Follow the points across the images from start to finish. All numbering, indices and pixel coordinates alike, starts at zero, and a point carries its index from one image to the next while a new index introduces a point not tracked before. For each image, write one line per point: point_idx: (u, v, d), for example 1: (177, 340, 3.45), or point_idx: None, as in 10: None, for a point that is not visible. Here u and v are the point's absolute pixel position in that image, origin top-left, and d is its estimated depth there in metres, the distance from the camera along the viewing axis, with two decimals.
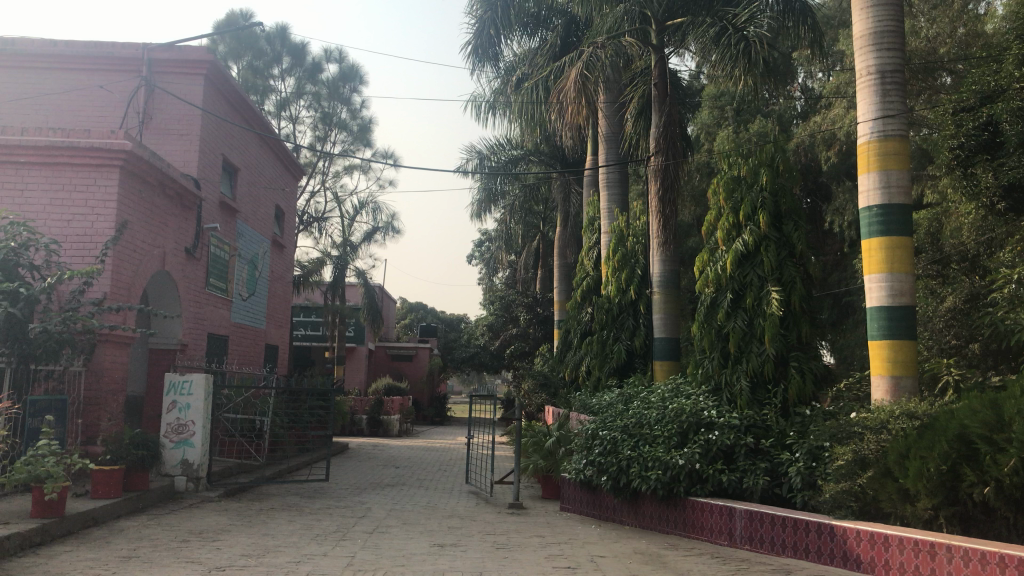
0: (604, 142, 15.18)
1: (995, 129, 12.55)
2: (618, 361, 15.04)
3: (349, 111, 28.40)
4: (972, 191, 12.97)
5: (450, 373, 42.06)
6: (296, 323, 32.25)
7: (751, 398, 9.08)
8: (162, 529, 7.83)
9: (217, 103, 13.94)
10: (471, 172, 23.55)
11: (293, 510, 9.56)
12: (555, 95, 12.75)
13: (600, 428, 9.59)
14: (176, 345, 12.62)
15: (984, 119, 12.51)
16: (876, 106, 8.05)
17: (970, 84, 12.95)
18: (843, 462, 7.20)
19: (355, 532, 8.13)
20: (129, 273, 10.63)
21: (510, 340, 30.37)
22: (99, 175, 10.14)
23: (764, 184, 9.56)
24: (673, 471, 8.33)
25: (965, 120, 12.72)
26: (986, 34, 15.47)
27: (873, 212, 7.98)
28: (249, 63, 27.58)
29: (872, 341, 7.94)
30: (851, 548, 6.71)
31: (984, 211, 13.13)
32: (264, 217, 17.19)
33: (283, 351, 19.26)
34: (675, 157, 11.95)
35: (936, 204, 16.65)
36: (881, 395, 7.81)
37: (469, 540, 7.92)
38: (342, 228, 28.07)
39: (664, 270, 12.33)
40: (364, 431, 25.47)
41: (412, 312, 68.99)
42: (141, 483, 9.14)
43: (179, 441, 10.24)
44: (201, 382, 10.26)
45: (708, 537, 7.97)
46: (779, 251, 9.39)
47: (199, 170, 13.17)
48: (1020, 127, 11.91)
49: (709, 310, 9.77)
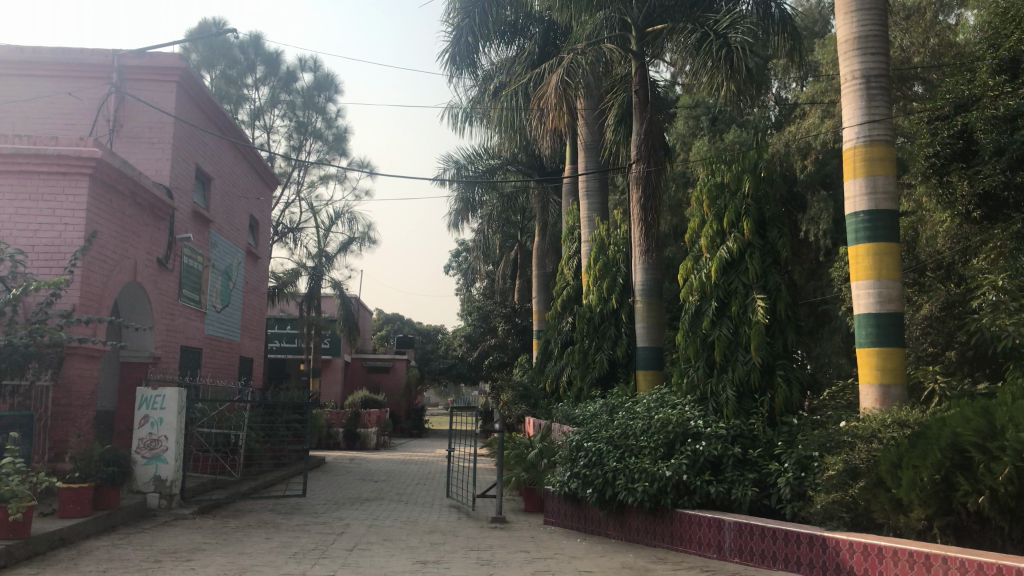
0: (583, 150, 15.09)
1: (970, 137, 12.57)
2: (600, 371, 14.89)
3: (324, 121, 28.15)
4: (947, 199, 12.99)
5: (428, 385, 41.75)
6: (271, 335, 31.82)
7: (738, 408, 8.95)
8: (133, 549, 7.54)
9: (190, 110, 13.66)
10: (448, 182, 23.40)
11: (270, 527, 9.28)
12: (535, 101, 12.62)
13: (585, 439, 9.42)
14: (148, 357, 12.27)
15: (959, 127, 12.54)
16: (862, 111, 7.97)
17: (947, 92, 13.01)
18: (834, 472, 7.07)
19: (334, 549, 7.88)
20: (99, 284, 10.33)
21: (488, 351, 30.17)
22: (68, 184, 9.84)
23: (747, 190, 9.47)
24: (660, 483, 8.16)
25: (939, 129, 12.77)
26: (958, 45, 15.63)
27: (860, 218, 7.89)
28: (222, 72, 27.26)
29: (860, 349, 7.85)
30: (844, 561, 6.57)
31: (960, 219, 13.16)
32: (239, 226, 16.88)
33: (258, 364, 18.92)
34: (656, 165, 11.86)
35: (913, 213, 16.70)
36: (870, 403, 7.70)
37: (453, 557, 7.69)
38: (317, 239, 27.76)
39: (647, 278, 12.19)
40: (341, 445, 25.11)
41: (389, 323, 68.58)
42: (112, 501, 8.83)
43: (151, 457, 9.93)
44: (174, 397, 9.98)
45: (697, 551, 7.81)
46: (764, 258, 9.29)
47: (171, 178, 12.88)
48: (996, 135, 11.89)
49: (694, 319, 9.64)
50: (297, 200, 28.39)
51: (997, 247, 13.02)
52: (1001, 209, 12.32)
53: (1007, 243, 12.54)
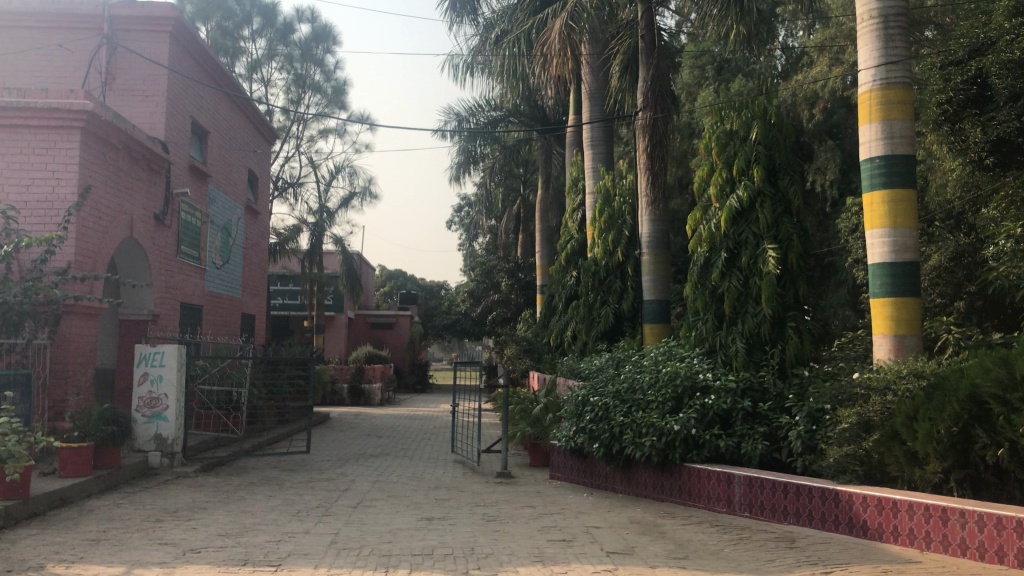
0: (587, 99, 14.70)
1: (983, 82, 12.19)
2: (606, 325, 14.71)
3: (322, 73, 27.63)
4: (959, 148, 12.61)
5: (432, 341, 41.69)
6: (273, 292, 31.69)
7: (748, 360, 8.78)
8: (134, 509, 7.42)
9: (183, 62, 13.29)
10: (449, 135, 23.03)
11: (274, 484, 9.18)
12: (539, 47, 12.26)
13: (591, 393, 9.26)
14: (148, 316, 12.09)
15: (973, 72, 12.18)
16: (878, 51, 7.67)
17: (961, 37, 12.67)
18: (847, 425, 6.91)
19: (338, 506, 7.77)
20: (95, 240, 10.12)
21: (492, 306, 30.05)
22: (59, 138, 9.56)
23: (757, 137, 9.19)
24: (668, 437, 7.99)
25: (953, 75, 12.41)
26: None
27: (876, 163, 7.62)
28: (217, 24, 26.71)
29: (874, 300, 7.65)
30: (858, 516, 6.44)
31: (971, 167, 12.80)
32: (237, 181, 16.59)
33: (260, 320, 18.77)
34: (663, 112, 11.51)
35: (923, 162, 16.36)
36: (884, 355, 7.52)
37: (458, 513, 7.57)
38: (318, 194, 27.43)
39: (653, 230, 11.94)
40: (346, 401, 25.09)
41: (391, 279, 68.38)
42: (113, 460, 8.73)
43: (152, 416, 9.83)
44: (172, 353, 9.84)
45: (706, 505, 7.69)
46: (775, 207, 9.05)
47: (166, 132, 12.59)
48: (1010, 80, 11.54)
49: (702, 270, 9.42)
50: (297, 155, 28.02)
51: (1008, 195, 12.73)
52: (1014, 155, 11.95)
53: (1018, 191, 12.28)
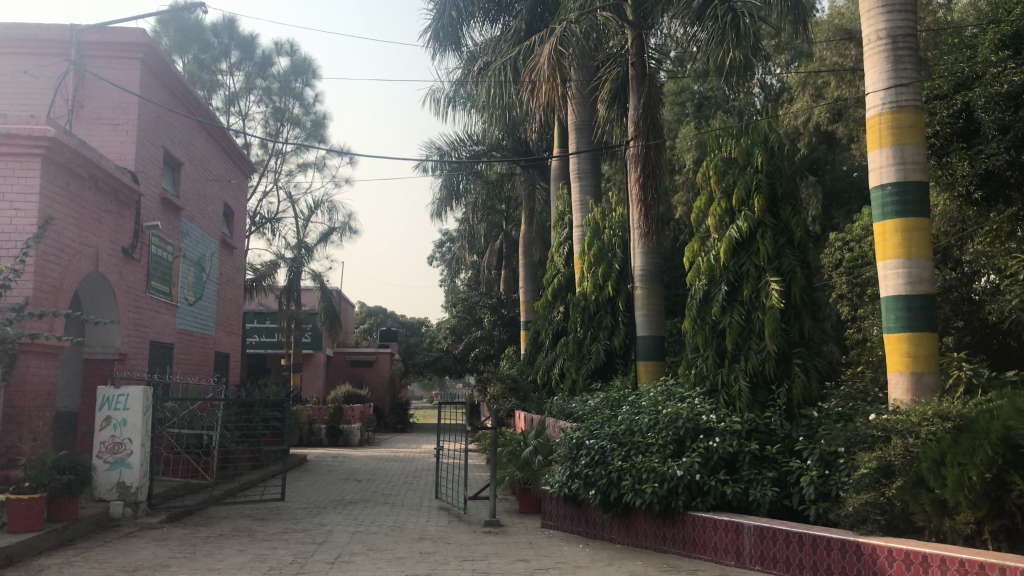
0: (574, 130, 14.37)
1: (968, 116, 11.96)
2: (596, 363, 14.16)
3: (301, 107, 27.28)
4: (944, 182, 12.37)
5: (412, 379, 40.98)
6: (250, 329, 30.97)
7: (752, 400, 8.30)
8: (88, 568, 6.76)
9: (156, 90, 12.78)
10: (432, 169, 22.62)
11: (244, 537, 8.51)
12: (527, 74, 11.86)
13: (587, 436, 8.69)
14: (114, 355, 11.45)
15: (958, 106, 11.90)
16: (887, 74, 7.31)
17: (942, 73, 12.43)
18: (865, 470, 6.41)
19: (314, 562, 7.15)
20: (57, 274, 9.50)
21: (474, 343, 29.45)
22: (18, 165, 8.99)
23: (758, 165, 8.78)
24: (670, 483, 7.45)
25: (938, 109, 12.11)
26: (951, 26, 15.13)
27: (888, 191, 7.21)
28: (194, 57, 26.07)
29: (887, 335, 7.20)
30: (883, 570, 5.91)
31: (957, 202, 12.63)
32: (212, 215, 16.07)
33: (235, 359, 18.10)
34: (655, 142, 11.12)
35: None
36: (900, 394, 7.06)
37: (445, 569, 6.97)
38: (296, 230, 26.86)
39: (647, 263, 11.43)
40: (324, 442, 24.32)
41: (371, 316, 67.66)
42: (70, 513, 8.05)
43: (114, 462, 9.12)
44: (139, 395, 9.20)
45: (713, 558, 7.14)
46: (777, 238, 8.62)
47: (136, 162, 12.02)
48: (997, 113, 11.40)
49: (702, 304, 8.95)
50: (275, 189, 27.47)
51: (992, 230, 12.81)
52: (1002, 188, 11.91)
53: (1002, 225, 12.37)
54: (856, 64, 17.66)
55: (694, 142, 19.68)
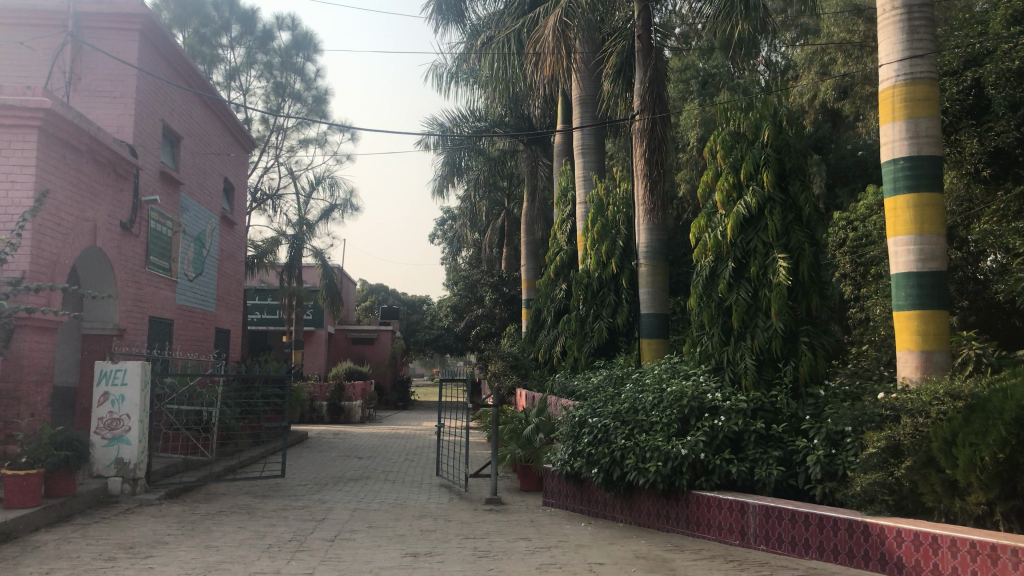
0: (578, 105, 14.15)
1: (979, 93, 11.93)
2: (599, 341, 14.06)
3: (302, 82, 27.05)
4: (952, 160, 12.45)
5: (413, 356, 40.97)
6: (251, 306, 30.90)
7: (758, 378, 8.19)
8: (85, 544, 6.68)
9: (155, 62, 12.58)
10: (434, 146, 22.43)
11: (244, 513, 8.43)
12: (531, 46, 11.66)
13: (590, 413, 8.59)
14: (113, 330, 11.37)
15: (968, 82, 11.87)
16: (902, 45, 7.14)
17: (952, 49, 12.25)
18: (874, 449, 6.30)
19: (314, 540, 7.07)
20: (54, 248, 9.37)
21: (475, 321, 29.38)
22: (14, 137, 8.83)
23: (767, 139, 8.62)
24: (674, 462, 7.35)
25: (947, 85, 12.05)
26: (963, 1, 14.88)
27: (899, 165, 7.06)
28: (195, 31, 25.70)
29: (897, 313, 7.08)
30: (891, 551, 5.82)
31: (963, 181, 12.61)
32: (212, 191, 15.92)
33: (236, 336, 18.00)
34: (661, 116, 10.94)
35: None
36: (909, 373, 6.94)
37: (446, 547, 6.88)
38: (297, 206, 26.68)
39: (652, 239, 11.28)
40: (325, 419, 24.31)
41: (373, 294, 67.63)
42: (67, 489, 7.98)
43: (112, 438, 9.03)
44: (137, 371, 9.10)
45: (717, 537, 7.05)
46: (785, 214, 8.47)
47: (135, 136, 11.85)
48: (1006, 90, 11.36)
49: (708, 281, 8.81)
50: (276, 165, 27.26)
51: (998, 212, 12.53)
52: (1010, 167, 11.94)
53: (1009, 204, 12.05)
54: (864, 40, 17.38)
55: (698, 118, 19.47)
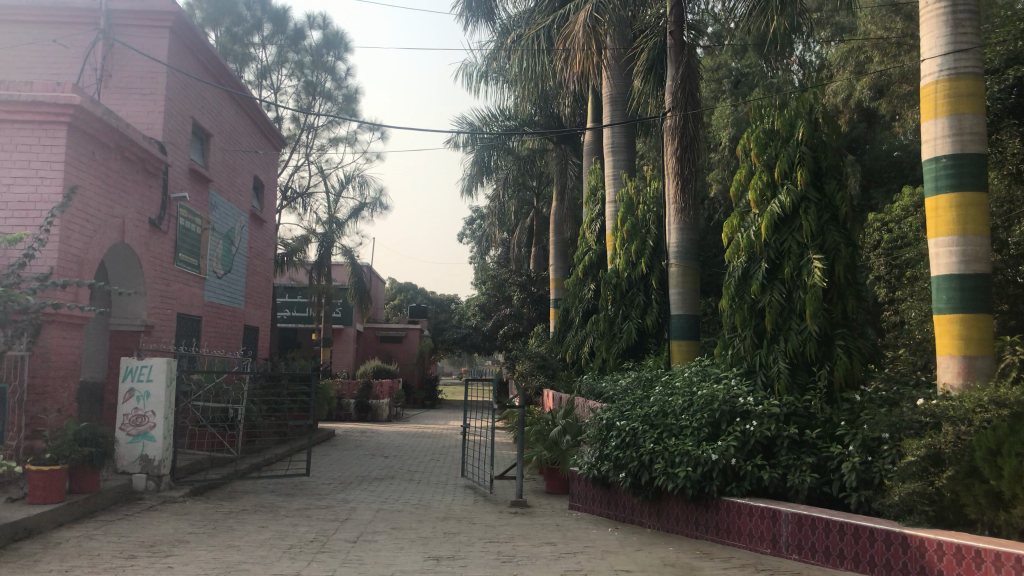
0: (608, 103, 13.93)
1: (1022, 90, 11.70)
2: (628, 342, 13.87)
3: (333, 81, 27.13)
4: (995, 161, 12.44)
5: (441, 355, 40.96)
6: (280, 304, 31.05)
7: (791, 383, 7.97)
8: (107, 542, 6.64)
9: (185, 59, 12.59)
10: (463, 145, 22.35)
11: (267, 512, 8.36)
12: (562, 42, 11.49)
13: (617, 416, 8.42)
14: (140, 326, 11.37)
15: (1011, 81, 11.63)
16: (945, 38, 6.89)
17: (996, 46, 11.88)
18: (913, 458, 6.06)
19: (336, 541, 6.97)
20: (82, 243, 9.38)
21: (503, 320, 29.27)
22: (44, 134, 8.83)
23: (802, 137, 8.38)
24: (705, 467, 7.16)
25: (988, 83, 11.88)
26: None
27: (942, 163, 6.82)
28: (227, 29, 25.91)
29: (938, 317, 6.83)
30: (931, 564, 5.60)
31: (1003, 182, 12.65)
32: (241, 188, 15.93)
33: (264, 333, 18.03)
34: (693, 113, 10.72)
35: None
36: (950, 379, 6.69)
37: (470, 551, 6.75)
38: (327, 205, 26.72)
39: (683, 239, 11.06)
40: (352, 416, 24.33)
41: (402, 292, 67.84)
42: (91, 485, 7.96)
43: (137, 435, 9.02)
44: (162, 367, 9.07)
45: (748, 545, 6.85)
46: (821, 214, 8.24)
47: (164, 133, 11.85)
48: None
49: (740, 282, 8.59)
50: (306, 163, 27.32)
51: None
52: None
53: None
54: (902, 38, 16.97)
55: (730, 118, 19.19)
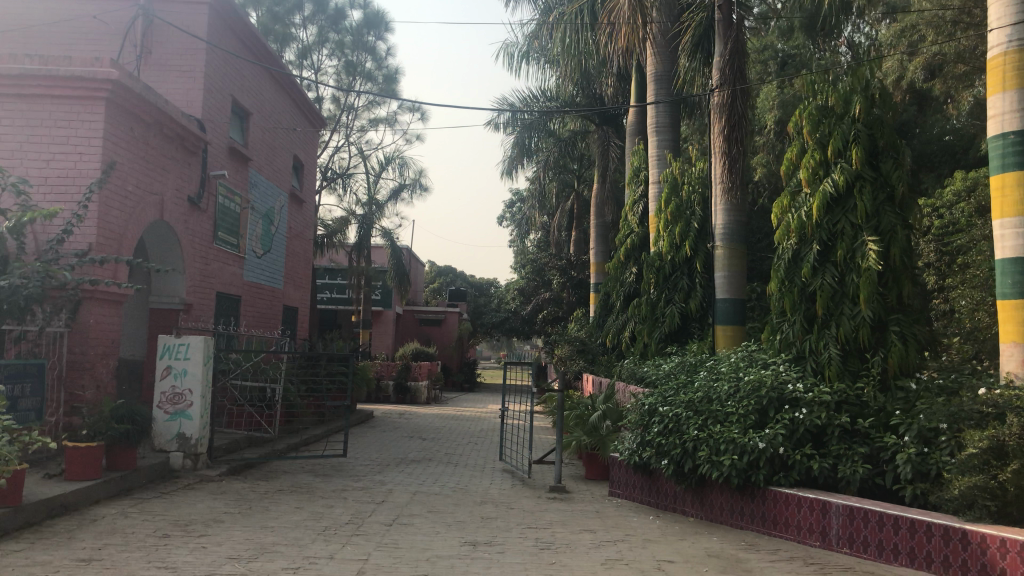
0: (653, 82, 13.59)
1: None
2: (670, 326, 13.59)
3: (374, 61, 27.03)
4: None
5: (480, 338, 40.90)
6: (321, 285, 31.21)
7: (843, 370, 7.66)
8: (141, 520, 6.58)
9: (224, 36, 12.51)
10: (503, 125, 22.10)
11: (303, 493, 8.29)
12: (606, 16, 11.19)
13: (660, 402, 8.17)
14: (179, 304, 11.39)
15: None
16: (1016, 7, 6.50)
17: None
18: (975, 450, 5.74)
19: (371, 524, 6.85)
20: (120, 220, 9.35)
21: (542, 304, 29.09)
22: (82, 109, 8.80)
23: (857, 114, 8.02)
24: (751, 456, 6.89)
25: None
26: None
27: (1009, 139, 6.45)
28: (268, 10, 25.81)
29: (1002, 301, 6.49)
30: (994, 562, 5.29)
31: None
32: (281, 167, 15.90)
33: (304, 313, 18.03)
34: (741, 89, 10.38)
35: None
36: (1014, 367, 6.35)
37: (507, 537, 6.57)
38: (367, 186, 26.68)
39: (729, 220, 10.74)
40: (391, 398, 24.38)
41: (442, 275, 68.01)
42: (128, 462, 7.94)
43: (174, 413, 8.99)
44: (199, 346, 9.02)
45: (795, 537, 6.59)
46: (876, 194, 7.89)
47: (203, 110, 11.81)
48: None
49: (790, 265, 8.26)
50: (346, 145, 27.27)
51: None
52: None
53: None
54: (957, 16, 16.19)
55: (776, 100, 18.76)
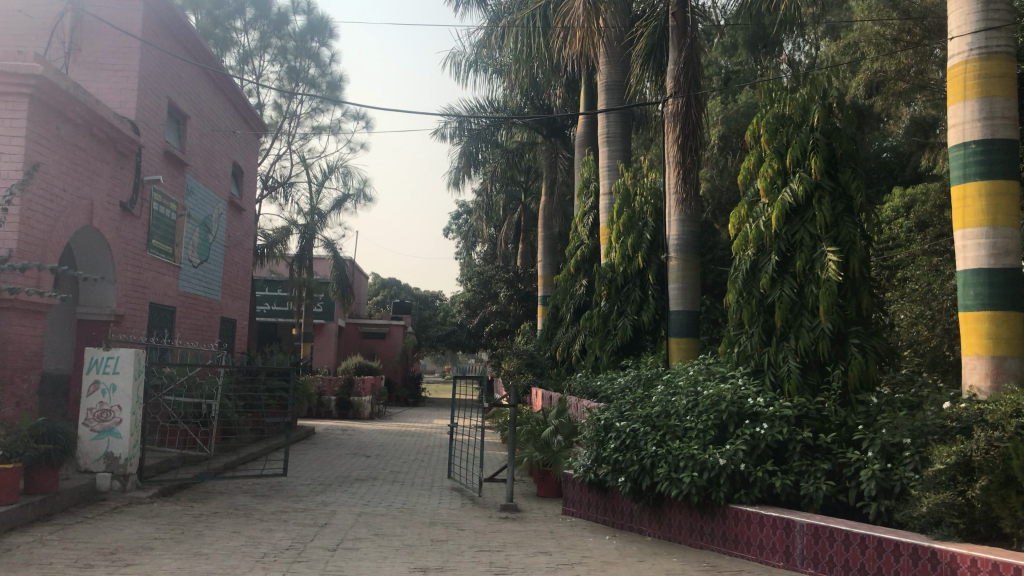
0: (604, 91, 13.45)
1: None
2: (622, 338, 13.38)
3: (317, 68, 26.51)
4: None
5: (424, 352, 40.35)
6: (261, 297, 30.43)
7: (802, 384, 7.51)
8: (61, 549, 6.05)
9: (160, 34, 11.96)
10: (449, 136, 21.77)
11: (240, 516, 7.80)
12: (559, 20, 10.99)
13: (616, 417, 7.91)
14: (110, 316, 10.80)
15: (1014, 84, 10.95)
16: (976, 16, 6.44)
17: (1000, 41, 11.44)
18: (941, 466, 5.58)
19: (314, 549, 6.42)
20: (45, 225, 8.78)
21: (489, 317, 28.68)
22: (2, 105, 8.21)
23: (816, 122, 7.91)
24: (712, 473, 6.66)
25: None
26: None
27: (970, 149, 6.36)
28: (208, 13, 25.07)
29: (964, 313, 6.39)
30: None
31: None
32: (219, 173, 15.31)
33: (242, 325, 17.41)
34: (695, 97, 10.25)
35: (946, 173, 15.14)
36: (977, 380, 6.24)
37: (459, 561, 6.22)
38: (310, 196, 26.08)
39: (683, 231, 10.59)
40: (333, 414, 23.73)
41: (385, 288, 67.24)
42: (49, 485, 7.37)
43: (102, 431, 8.42)
44: (129, 359, 8.49)
45: (757, 557, 6.37)
46: (835, 204, 7.78)
47: (137, 112, 11.25)
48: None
49: (749, 276, 8.11)
50: (288, 153, 26.64)
51: None
52: None
53: None
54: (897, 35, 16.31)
55: (720, 116, 18.82)
